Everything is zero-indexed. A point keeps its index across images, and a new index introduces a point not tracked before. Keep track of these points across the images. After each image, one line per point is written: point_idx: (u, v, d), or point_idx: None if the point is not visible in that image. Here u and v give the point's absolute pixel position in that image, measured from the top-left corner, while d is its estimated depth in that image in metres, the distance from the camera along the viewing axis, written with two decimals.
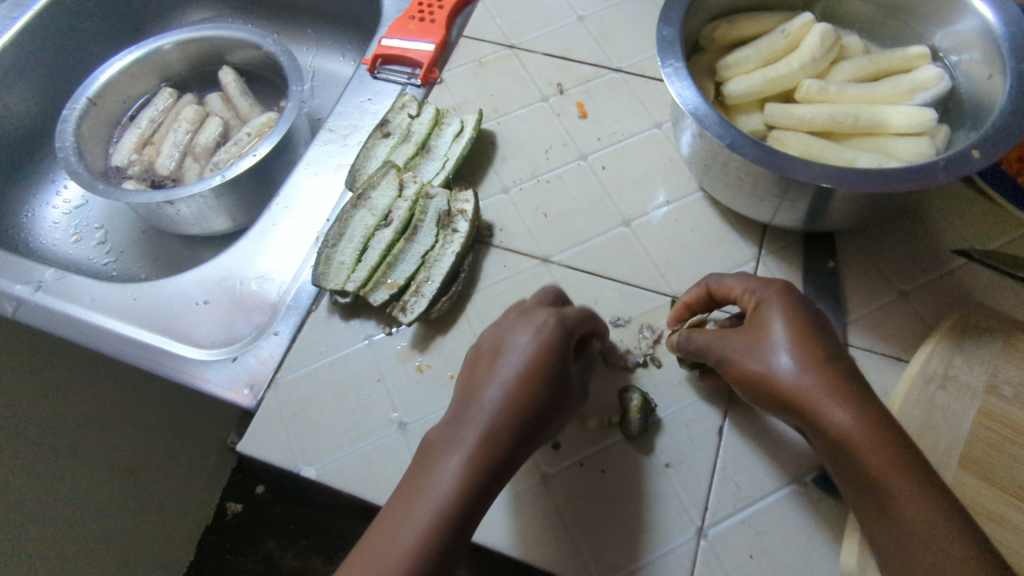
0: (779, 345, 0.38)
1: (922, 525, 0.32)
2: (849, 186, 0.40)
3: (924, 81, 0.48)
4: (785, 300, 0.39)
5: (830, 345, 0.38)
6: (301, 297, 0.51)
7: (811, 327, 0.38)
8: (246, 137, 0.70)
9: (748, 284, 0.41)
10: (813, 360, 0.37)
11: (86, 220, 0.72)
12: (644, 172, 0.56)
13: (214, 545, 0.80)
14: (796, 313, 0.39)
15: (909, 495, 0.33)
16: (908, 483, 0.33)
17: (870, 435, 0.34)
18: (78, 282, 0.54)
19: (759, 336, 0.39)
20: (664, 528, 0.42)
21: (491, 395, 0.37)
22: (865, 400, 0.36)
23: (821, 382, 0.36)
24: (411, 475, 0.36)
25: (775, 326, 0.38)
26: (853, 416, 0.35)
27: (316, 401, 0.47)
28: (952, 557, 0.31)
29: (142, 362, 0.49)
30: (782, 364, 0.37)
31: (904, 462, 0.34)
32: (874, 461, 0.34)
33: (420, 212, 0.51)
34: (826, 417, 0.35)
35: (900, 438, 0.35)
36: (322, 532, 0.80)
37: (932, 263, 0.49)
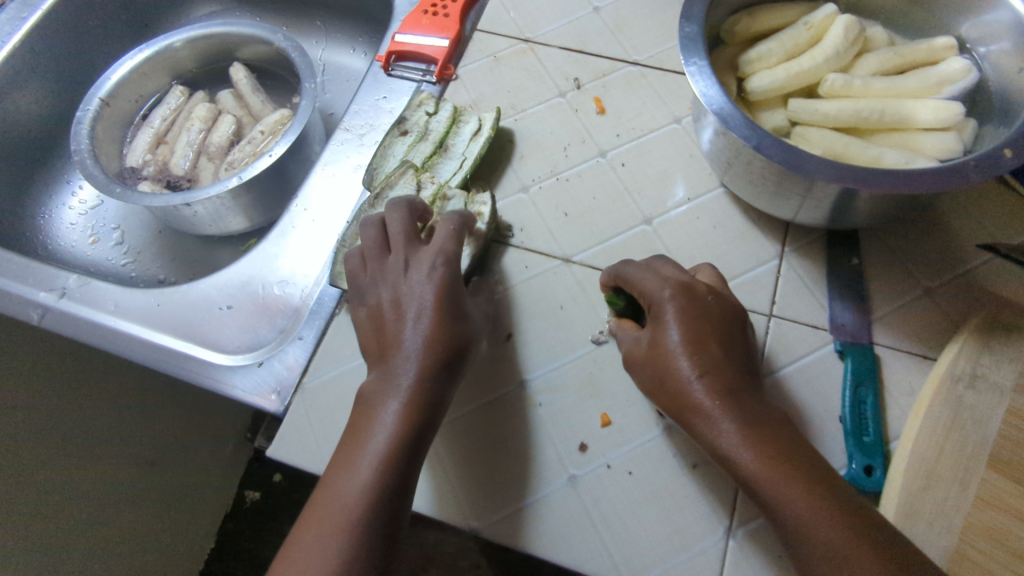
0: (675, 356, 0.40)
1: (801, 521, 0.35)
2: (878, 187, 0.40)
3: (952, 74, 0.47)
4: (678, 309, 0.41)
5: (719, 350, 0.40)
6: (325, 301, 0.51)
7: (705, 338, 0.40)
8: (259, 136, 0.69)
9: (655, 280, 0.42)
10: (706, 367, 0.39)
11: (102, 220, 0.72)
12: (664, 168, 0.55)
13: (236, 533, 0.83)
14: (691, 320, 0.40)
15: (789, 494, 0.35)
16: (790, 476, 0.36)
17: (749, 441, 0.37)
18: (102, 289, 0.54)
19: (654, 345, 0.41)
20: (692, 530, 0.42)
21: (409, 347, 0.41)
22: (748, 406, 0.38)
23: (709, 391, 0.38)
24: (351, 432, 0.40)
25: (671, 331, 0.40)
26: (735, 426, 0.37)
27: (343, 406, 0.47)
28: (826, 540, 0.34)
29: (168, 368, 0.49)
30: (675, 374, 0.39)
31: (788, 463, 0.36)
32: (756, 462, 0.37)
33: (437, 212, 0.52)
34: (712, 428, 0.38)
35: (784, 439, 0.38)
36: None
37: (958, 259, 0.49)
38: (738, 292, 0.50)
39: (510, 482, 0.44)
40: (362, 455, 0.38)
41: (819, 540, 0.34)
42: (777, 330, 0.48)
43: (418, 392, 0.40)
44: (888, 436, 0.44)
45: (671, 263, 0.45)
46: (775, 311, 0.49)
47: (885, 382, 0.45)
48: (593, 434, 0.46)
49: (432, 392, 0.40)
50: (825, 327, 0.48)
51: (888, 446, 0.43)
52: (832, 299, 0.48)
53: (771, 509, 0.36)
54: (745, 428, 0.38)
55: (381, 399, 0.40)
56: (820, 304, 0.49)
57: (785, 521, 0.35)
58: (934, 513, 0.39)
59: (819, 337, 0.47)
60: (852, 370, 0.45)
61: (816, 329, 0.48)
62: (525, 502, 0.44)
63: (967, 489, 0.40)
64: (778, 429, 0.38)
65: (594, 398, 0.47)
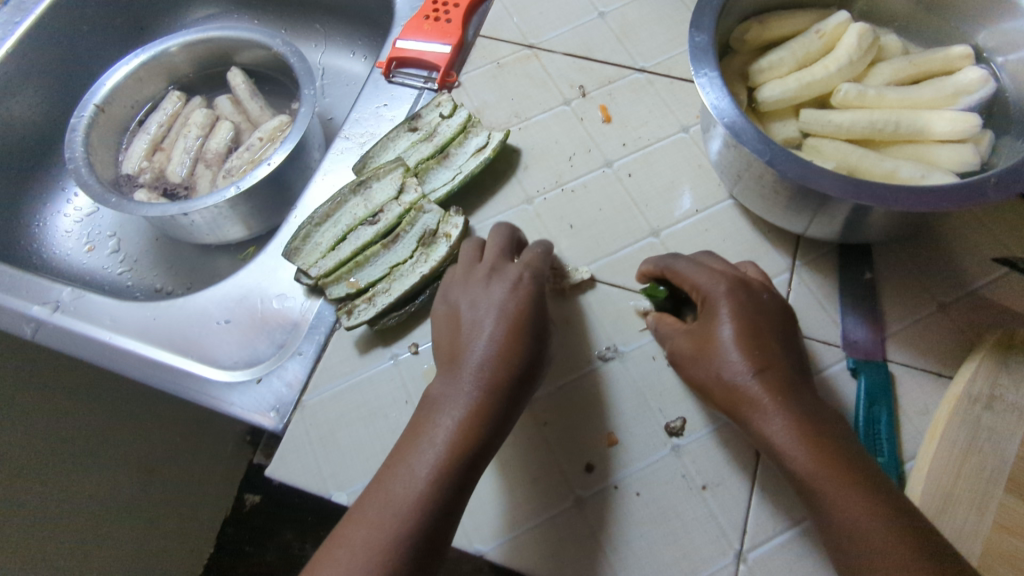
0: (726, 349, 0.39)
1: (856, 525, 0.33)
2: (895, 204, 0.39)
3: (968, 84, 0.46)
4: (733, 303, 0.40)
5: (774, 345, 0.39)
6: (324, 316, 0.50)
7: (760, 333, 0.39)
8: (258, 142, 0.68)
9: (702, 275, 0.42)
10: (758, 361, 0.38)
11: (98, 229, 0.71)
12: (671, 178, 0.54)
13: None
14: (746, 315, 0.39)
15: (845, 495, 0.34)
16: (845, 476, 0.35)
17: (803, 438, 0.36)
18: (97, 302, 0.53)
19: (705, 338, 0.40)
20: (701, 552, 0.41)
21: (478, 347, 0.41)
22: (805, 402, 0.37)
23: (763, 386, 0.38)
24: (415, 426, 0.40)
25: (723, 324, 0.39)
26: (787, 422, 0.37)
27: (343, 424, 0.46)
28: (883, 547, 0.32)
29: (164, 385, 0.48)
30: (727, 367, 0.39)
31: (845, 465, 0.35)
32: (811, 460, 0.35)
33: (407, 223, 0.50)
34: (764, 423, 0.37)
35: (841, 440, 0.36)
36: None
37: (973, 274, 0.48)
38: None
39: (515, 503, 0.43)
40: (418, 451, 0.38)
41: (873, 545, 0.33)
42: None
43: (485, 390, 0.40)
44: (903, 456, 0.43)
45: (721, 258, 0.45)
46: None
47: (899, 400, 0.44)
48: (599, 454, 0.45)
49: (500, 392, 0.40)
50: (837, 343, 0.47)
51: (902, 467, 0.42)
52: (845, 314, 0.47)
53: (821, 506, 0.35)
54: (800, 425, 0.36)
55: (445, 400, 0.40)
56: (831, 319, 0.47)
57: (839, 524, 0.34)
58: (951, 539, 0.38)
59: (831, 354, 0.46)
60: (865, 388, 0.44)
61: (828, 346, 0.46)
62: (530, 525, 0.43)
63: (985, 514, 0.39)
64: (835, 429, 0.37)
65: (599, 415, 0.46)
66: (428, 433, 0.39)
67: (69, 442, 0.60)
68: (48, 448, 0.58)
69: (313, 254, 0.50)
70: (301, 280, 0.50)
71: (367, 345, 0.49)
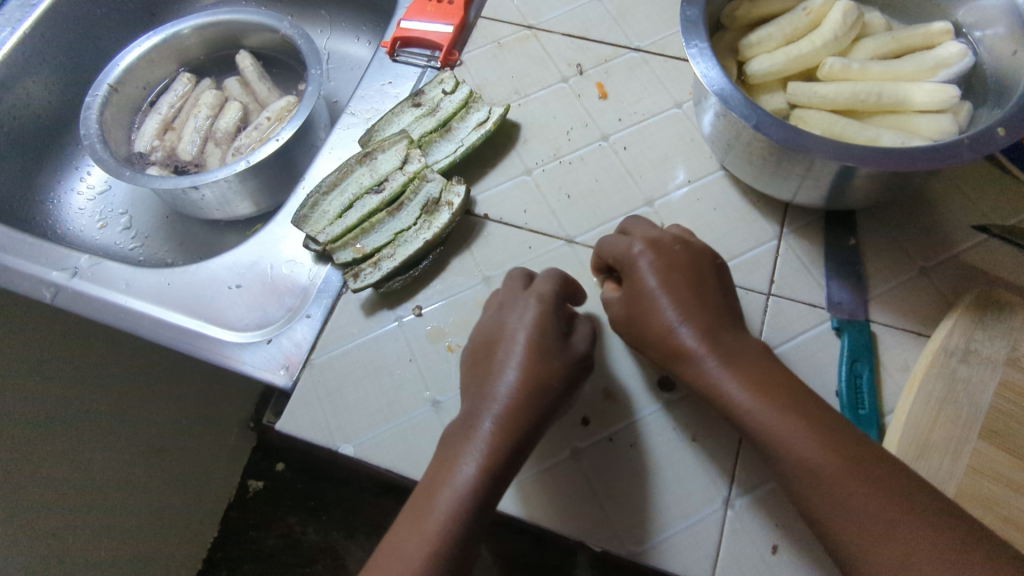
0: (657, 308, 0.41)
1: (799, 451, 0.35)
2: (873, 165, 0.41)
3: (948, 58, 0.48)
4: (652, 262, 0.42)
5: (701, 297, 0.41)
6: (331, 281, 0.52)
7: (682, 286, 0.41)
8: (266, 122, 0.70)
9: (622, 243, 0.44)
10: (687, 319, 0.40)
11: (110, 206, 0.73)
12: (665, 152, 0.56)
13: (236, 521, 0.83)
14: (665, 271, 0.42)
15: (785, 426, 0.36)
16: (783, 408, 0.37)
17: (740, 379, 0.38)
18: (113, 268, 0.55)
19: (638, 299, 0.42)
20: (690, 498, 0.43)
21: (503, 389, 0.40)
22: (730, 344, 0.40)
23: (694, 335, 0.40)
24: (432, 467, 0.40)
25: (649, 282, 0.42)
26: (721, 364, 0.39)
27: (350, 381, 0.48)
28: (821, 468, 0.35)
29: (178, 345, 0.50)
30: (662, 325, 0.41)
31: (785, 398, 0.37)
32: (750, 399, 0.38)
33: (411, 191, 0.52)
34: (704, 374, 0.39)
35: (773, 377, 0.38)
36: (341, 507, 0.83)
37: (953, 239, 0.50)
38: (737, 271, 0.51)
39: None
40: (434, 499, 0.38)
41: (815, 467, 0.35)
42: (775, 308, 0.49)
43: (502, 438, 0.39)
44: (883, 409, 0.45)
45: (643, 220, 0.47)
46: (773, 290, 0.50)
47: (881, 357, 0.46)
48: (593, 409, 0.47)
49: (516, 441, 0.39)
50: (822, 305, 0.49)
51: (883, 419, 0.44)
52: (830, 278, 0.49)
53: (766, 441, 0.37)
54: (732, 371, 0.39)
55: (462, 444, 0.39)
56: (817, 283, 0.50)
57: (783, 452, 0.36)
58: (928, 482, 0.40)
59: (817, 315, 0.48)
60: (848, 345, 0.46)
61: (813, 308, 0.49)
62: (528, 474, 0.45)
63: (959, 458, 0.41)
64: (766, 368, 0.39)
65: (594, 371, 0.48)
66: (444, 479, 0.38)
67: (82, 407, 0.62)
68: (63, 412, 0.60)
69: (322, 221, 0.53)
70: (309, 247, 0.52)
71: (373, 306, 0.51)
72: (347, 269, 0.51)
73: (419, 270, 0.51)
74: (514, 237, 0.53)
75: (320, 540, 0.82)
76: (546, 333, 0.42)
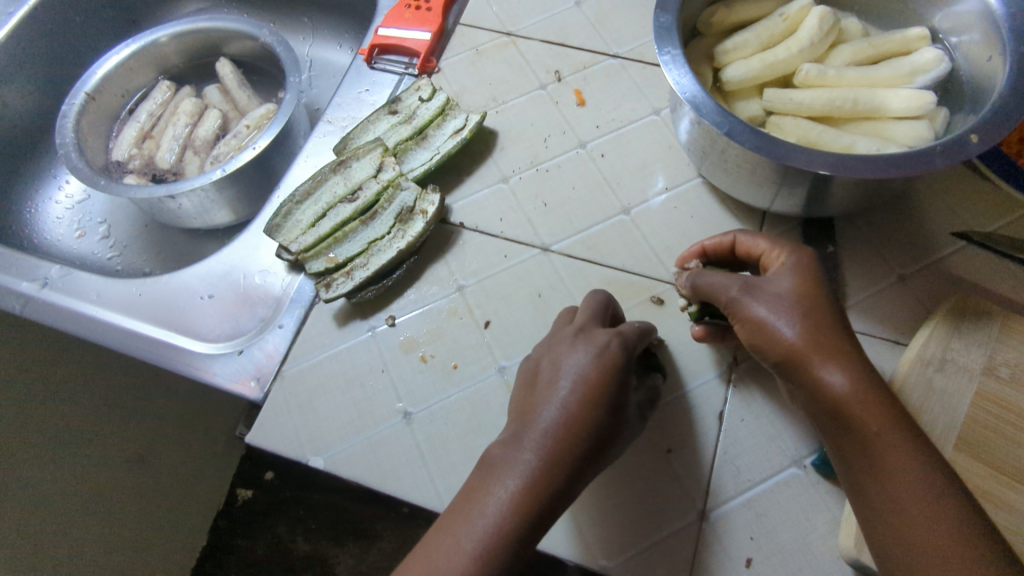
0: (779, 309, 0.39)
1: (908, 482, 0.35)
2: (846, 172, 0.41)
3: (924, 64, 0.48)
4: (798, 268, 0.40)
5: (836, 312, 0.39)
6: (304, 290, 0.51)
7: (816, 296, 0.39)
8: (245, 130, 0.70)
9: (770, 244, 0.43)
10: (802, 324, 0.38)
11: (88, 215, 0.72)
12: (643, 159, 0.56)
13: (224, 530, 0.83)
14: (807, 278, 0.40)
15: (900, 456, 0.36)
16: (899, 438, 0.36)
17: (858, 397, 0.37)
18: (84, 279, 0.54)
19: (756, 294, 0.40)
20: (665, 511, 0.43)
21: (545, 424, 0.37)
22: (857, 362, 0.38)
23: (822, 345, 0.38)
24: (467, 490, 0.38)
25: (787, 284, 0.40)
26: (846, 380, 0.37)
27: (321, 393, 0.48)
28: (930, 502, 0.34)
29: (149, 356, 0.50)
30: (776, 326, 0.39)
31: (899, 429, 0.36)
32: (867, 417, 0.36)
33: (385, 200, 0.52)
34: (822, 381, 0.37)
35: (890, 401, 0.37)
36: (330, 516, 0.84)
37: (932, 247, 0.49)
38: None
39: None
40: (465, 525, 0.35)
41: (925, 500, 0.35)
42: None
43: (548, 473, 0.36)
44: None
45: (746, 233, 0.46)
46: None
47: None
48: None
49: (562, 478, 0.36)
50: None
51: None
52: None
53: (879, 463, 0.36)
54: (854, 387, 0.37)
55: (502, 470, 0.37)
56: None
57: (894, 480, 0.35)
58: None
59: None
60: None
61: None
62: None
63: None
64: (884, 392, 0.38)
65: None
66: (479, 502, 0.36)
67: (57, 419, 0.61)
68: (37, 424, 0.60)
69: (296, 230, 0.52)
70: (282, 256, 0.52)
71: (347, 316, 0.50)
72: (320, 279, 0.51)
73: (395, 280, 0.51)
74: (489, 245, 0.53)
75: (309, 551, 0.82)
76: (605, 366, 0.39)
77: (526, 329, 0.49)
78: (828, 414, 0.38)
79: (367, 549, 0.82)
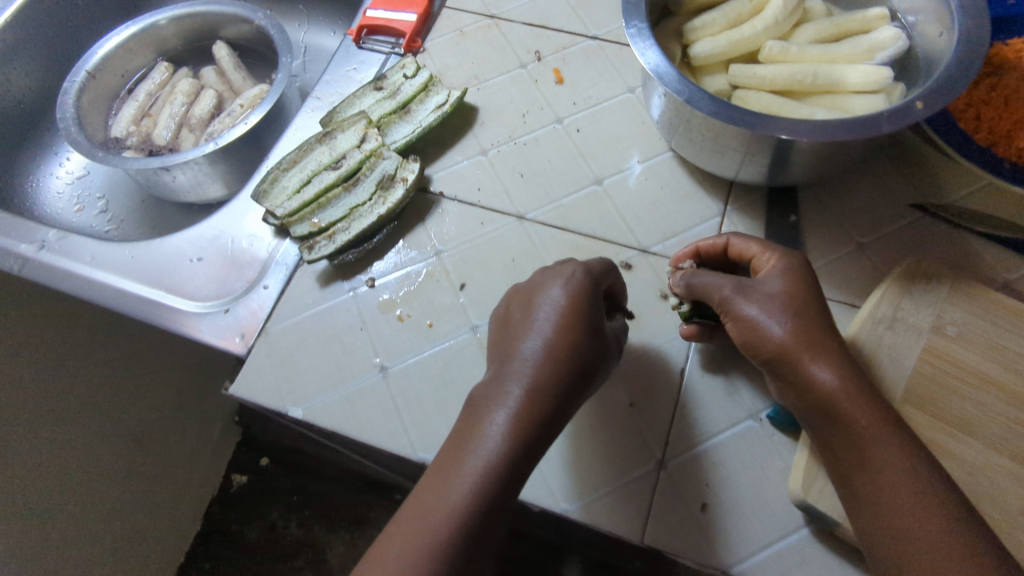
0: (771, 308, 0.40)
1: (895, 471, 0.36)
2: (797, 139, 0.43)
3: (883, 41, 0.50)
4: (789, 269, 0.41)
5: (822, 312, 0.41)
6: (288, 254, 0.54)
7: (805, 295, 0.41)
8: (239, 109, 0.72)
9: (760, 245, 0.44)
10: (792, 323, 0.39)
11: (88, 190, 0.75)
12: (617, 134, 0.58)
13: (218, 514, 0.86)
14: (795, 279, 0.41)
15: (887, 447, 0.37)
16: (885, 430, 0.37)
17: (844, 393, 0.38)
18: (79, 242, 0.56)
19: (747, 293, 0.41)
20: (625, 460, 0.45)
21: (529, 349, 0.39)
22: (844, 360, 0.39)
23: (810, 343, 0.39)
24: (462, 426, 0.39)
25: (776, 283, 0.41)
26: (833, 377, 0.38)
27: (302, 349, 0.50)
28: (916, 490, 0.36)
29: (139, 314, 0.52)
30: (767, 324, 0.40)
31: (884, 422, 0.38)
32: (853, 412, 0.38)
33: (367, 168, 0.54)
34: (810, 377, 0.39)
35: (876, 398, 0.38)
36: (324, 504, 0.86)
37: (889, 216, 0.51)
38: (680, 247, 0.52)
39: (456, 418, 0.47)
40: (463, 461, 0.36)
41: (911, 489, 0.36)
42: None
43: (541, 392, 0.38)
44: None
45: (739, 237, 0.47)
46: None
47: None
48: None
49: (556, 396, 0.38)
50: None
51: None
52: None
53: (866, 454, 0.37)
54: (841, 383, 0.38)
55: (493, 398, 0.38)
56: None
57: (881, 471, 0.36)
58: None
59: None
60: None
61: None
62: None
63: None
64: (871, 389, 0.39)
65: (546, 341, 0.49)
66: (472, 441, 0.37)
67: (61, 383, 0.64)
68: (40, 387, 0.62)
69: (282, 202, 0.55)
70: (268, 221, 0.54)
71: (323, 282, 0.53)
72: (303, 242, 0.53)
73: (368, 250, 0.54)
74: (465, 215, 0.55)
75: (302, 535, 0.85)
76: (578, 295, 0.41)
77: (499, 292, 0.51)
78: (818, 411, 0.39)
79: (358, 535, 0.85)
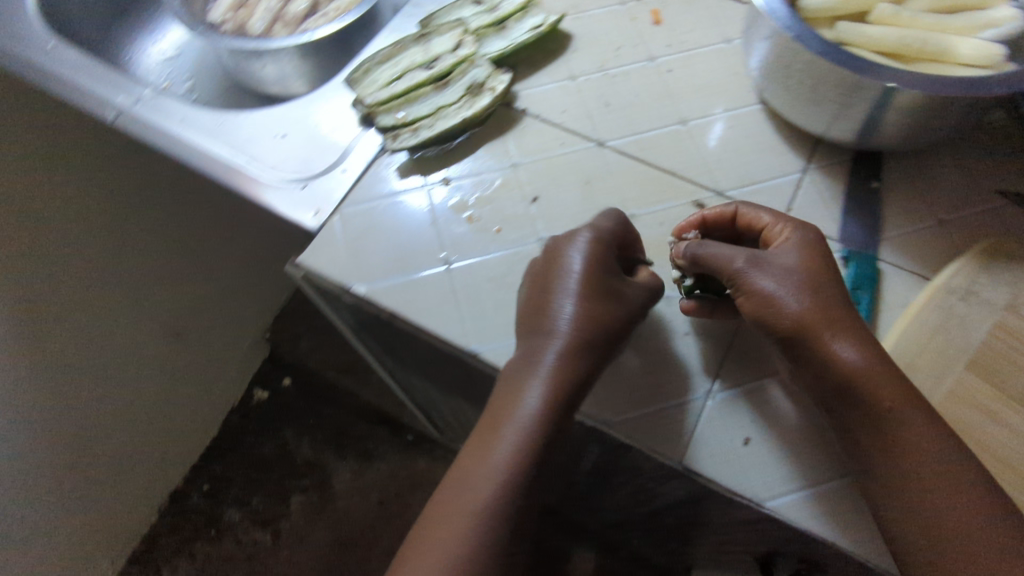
0: (775, 281, 0.39)
1: (924, 450, 0.35)
2: (903, 90, 0.42)
3: (999, 18, 0.49)
4: (797, 246, 0.41)
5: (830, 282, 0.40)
6: (371, 144, 0.55)
7: (809, 268, 0.40)
8: (333, 12, 0.73)
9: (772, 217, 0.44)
10: (804, 296, 0.39)
11: (178, 71, 0.78)
12: (709, 80, 0.58)
13: (239, 425, 1.06)
14: (804, 252, 0.41)
15: (912, 423, 0.36)
16: (909, 405, 0.36)
17: (858, 369, 0.37)
18: (171, 104, 0.58)
19: (754, 262, 0.40)
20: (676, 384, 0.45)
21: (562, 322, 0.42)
22: (859, 332, 0.39)
23: (822, 316, 0.38)
24: (489, 419, 0.42)
25: (780, 258, 0.41)
26: (846, 350, 0.38)
27: (372, 233, 0.51)
28: (945, 472, 0.35)
29: (220, 177, 0.54)
30: (776, 296, 0.39)
31: (906, 395, 0.37)
32: (875, 387, 0.37)
33: (458, 72, 0.55)
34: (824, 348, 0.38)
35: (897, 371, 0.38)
36: (335, 429, 1.06)
37: (974, 197, 0.51)
38: (756, 196, 0.52)
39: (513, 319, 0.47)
40: (501, 436, 0.40)
41: (940, 470, 0.35)
42: None
43: (571, 365, 0.41)
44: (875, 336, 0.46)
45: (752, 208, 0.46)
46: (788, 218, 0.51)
47: (884, 290, 0.47)
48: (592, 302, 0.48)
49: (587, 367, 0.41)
50: (832, 237, 0.50)
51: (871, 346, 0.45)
52: (846, 214, 0.51)
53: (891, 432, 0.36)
54: (855, 357, 0.38)
55: (526, 374, 0.41)
56: (833, 217, 0.51)
57: (910, 450, 0.36)
58: None
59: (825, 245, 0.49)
60: (851, 275, 0.48)
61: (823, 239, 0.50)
62: None
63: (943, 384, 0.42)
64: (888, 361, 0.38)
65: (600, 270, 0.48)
66: (510, 415, 0.40)
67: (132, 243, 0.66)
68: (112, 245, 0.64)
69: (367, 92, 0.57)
70: (356, 107, 0.56)
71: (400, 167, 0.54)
72: (386, 133, 0.54)
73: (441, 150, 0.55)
74: (526, 139, 0.55)
75: (310, 456, 1.05)
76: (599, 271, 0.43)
77: (571, 210, 0.52)
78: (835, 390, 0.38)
79: (364, 465, 1.04)
